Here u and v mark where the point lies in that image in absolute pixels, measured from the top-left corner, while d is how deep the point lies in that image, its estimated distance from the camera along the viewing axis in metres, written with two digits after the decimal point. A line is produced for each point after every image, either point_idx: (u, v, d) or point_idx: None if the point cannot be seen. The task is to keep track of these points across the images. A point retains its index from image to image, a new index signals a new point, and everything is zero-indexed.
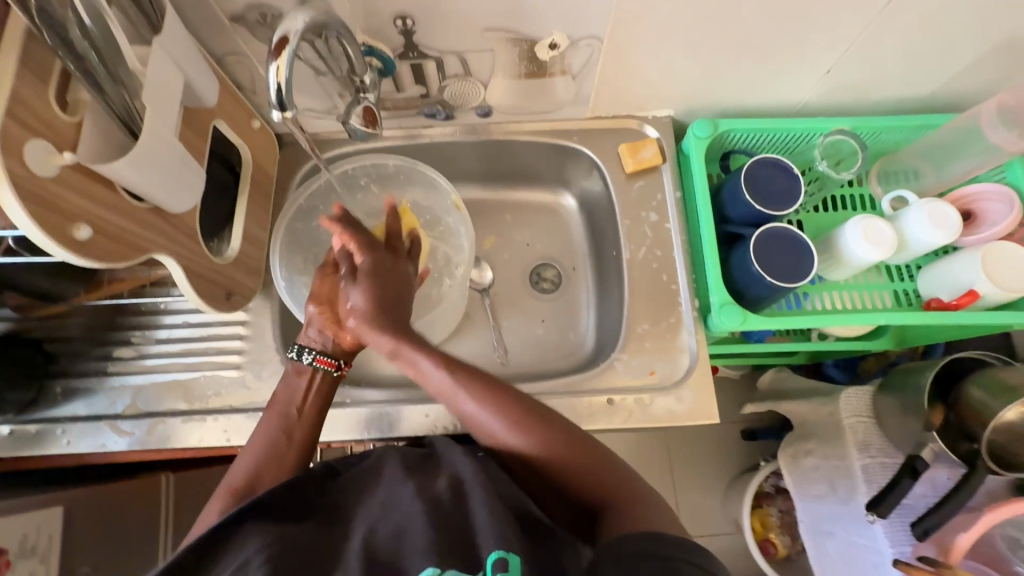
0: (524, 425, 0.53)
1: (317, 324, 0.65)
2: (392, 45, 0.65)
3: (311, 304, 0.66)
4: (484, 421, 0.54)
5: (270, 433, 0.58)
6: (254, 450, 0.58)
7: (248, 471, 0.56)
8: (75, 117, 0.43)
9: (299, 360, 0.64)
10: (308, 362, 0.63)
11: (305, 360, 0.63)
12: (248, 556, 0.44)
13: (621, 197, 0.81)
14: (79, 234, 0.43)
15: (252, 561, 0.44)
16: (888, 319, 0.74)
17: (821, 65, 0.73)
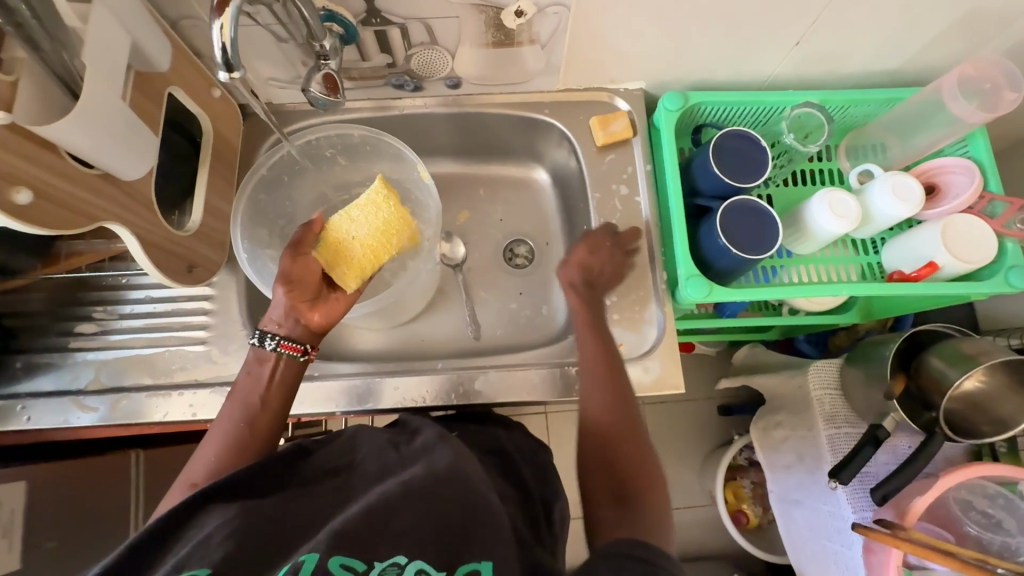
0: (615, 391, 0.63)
1: (283, 306, 0.63)
2: (353, 11, 0.63)
3: (279, 283, 0.63)
4: (588, 376, 0.64)
5: (235, 420, 0.58)
6: (215, 440, 0.56)
7: (208, 461, 0.54)
8: (10, 76, 0.41)
9: (261, 347, 0.62)
10: (272, 348, 0.61)
11: (268, 346, 0.61)
12: (210, 531, 0.45)
13: (592, 170, 0.81)
14: (19, 198, 0.42)
15: (213, 537, 0.44)
16: (851, 291, 0.76)
17: (790, 37, 0.73)
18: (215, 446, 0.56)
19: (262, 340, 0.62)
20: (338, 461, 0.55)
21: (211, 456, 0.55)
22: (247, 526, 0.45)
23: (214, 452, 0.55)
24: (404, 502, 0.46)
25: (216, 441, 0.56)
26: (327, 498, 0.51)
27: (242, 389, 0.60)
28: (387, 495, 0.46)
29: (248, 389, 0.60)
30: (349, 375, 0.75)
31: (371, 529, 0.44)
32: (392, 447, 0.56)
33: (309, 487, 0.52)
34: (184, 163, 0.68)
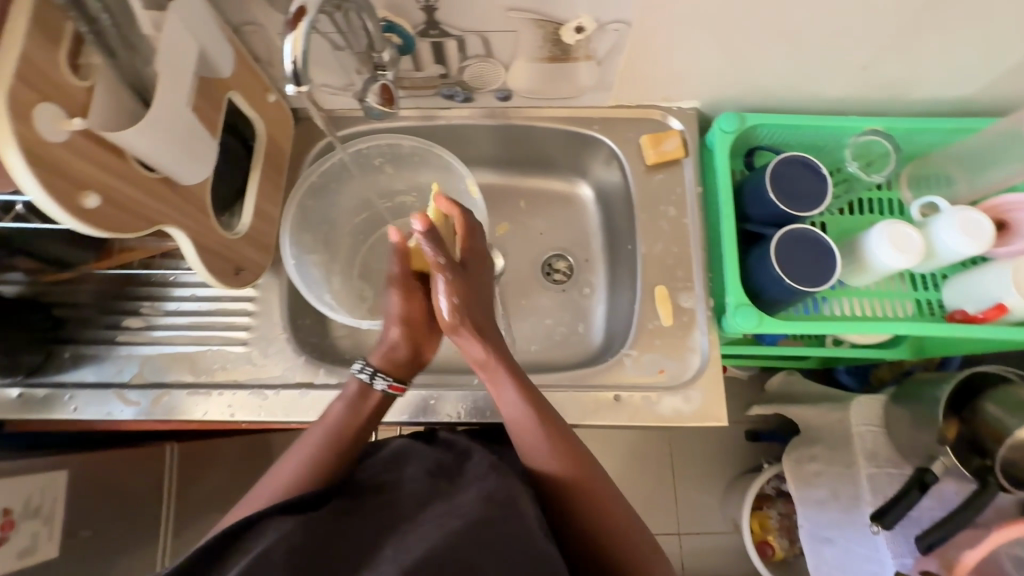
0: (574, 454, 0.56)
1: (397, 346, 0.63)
2: (413, 22, 0.63)
3: (397, 327, 0.63)
4: (531, 426, 0.57)
5: (320, 442, 0.57)
6: (294, 459, 0.55)
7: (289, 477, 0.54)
8: (86, 81, 0.42)
9: (369, 383, 0.61)
10: (381, 388, 0.62)
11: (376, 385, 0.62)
12: (269, 546, 0.44)
13: (640, 190, 0.79)
14: (88, 202, 0.43)
15: (273, 552, 0.43)
16: (910, 330, 0.72)
17: (858, 61, 0.70)
18: (295, 462, 0.55)
19: (362, 370, 0.62)
20: (388, 481, 0.55)
21: (291, 471, 0.54)
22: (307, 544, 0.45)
23: (294, 470, 0.54)
24: (469, 540, 0.45)
25: (297, 458, 0.55)
26: (386, 519, 0.49)
27: (337, 416, 0.59)
28: (454, 532, 0.45)
29: (337, 411, 0.60)
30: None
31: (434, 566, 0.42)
32: (442, 475, 0.55)
33: (365, 503, 0.51)
34: (237, 166, 0.68)
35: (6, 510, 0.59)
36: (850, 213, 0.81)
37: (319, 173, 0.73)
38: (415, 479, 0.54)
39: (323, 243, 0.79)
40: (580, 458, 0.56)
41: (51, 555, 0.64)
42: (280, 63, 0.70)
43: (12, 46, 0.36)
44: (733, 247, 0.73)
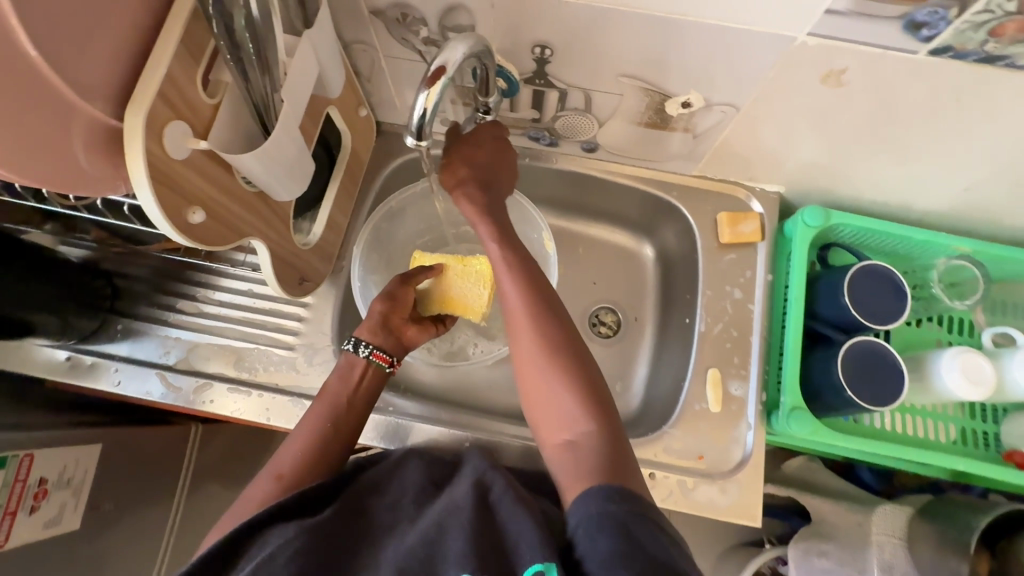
0: (587, 404, 0.50)
1: (376, 322, 0.65)
2: (521, 70, 0.62)
3: (379, 302, 0.66)
4: (516, 315, 0.54)
5: (318, 423, 0.58)
6: (299, 437, 0.57)
7: (295, 459, 0.55)
8: (214, 99, 0.42)
9: (354, 353, 0.62)
10: (364, 355, 0.62)
11: (361, 353, 0.62)
12: (272, 550, 0.44)
13: (709, 266, 0.77)
14: (193, 217, 0.43)
15: (277, 557, 0.43)
16: (965, 466, 0.69)
17: (962, 183, 0.68)
18: (295, 447, 0.56)
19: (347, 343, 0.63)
20: (381, 482, 0.55)
21: (297, 449, 0.56)
22: (313, 545, 0.45)
23: (301, 449, 0.55)
24: (460, 529, 0.44)
25: (298, 442, 0.56)
26: (383, 522, 0.50)
27: (335, 390, 0.60)
28: (444, 525, 0.45)
29: (331, 385, 0.61)
30: (416, 417, 0.71)
31: (428, 560, 0.43)
32: (435, 479, 0.56)
33: (362, 504, 0.52)
34: (320, 176, 0.69)
35: (42, 480, 0.60)
36: (919, 325, 0.78)
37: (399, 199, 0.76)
38: (411, 481, 0.55)
39: (386, 263, 0.80)
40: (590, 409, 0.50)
41: (73, 526, 0.64)
42: (380, 82, 0.70)
43: (159, 65, 0.37)
44: (797, 344, 0.71)
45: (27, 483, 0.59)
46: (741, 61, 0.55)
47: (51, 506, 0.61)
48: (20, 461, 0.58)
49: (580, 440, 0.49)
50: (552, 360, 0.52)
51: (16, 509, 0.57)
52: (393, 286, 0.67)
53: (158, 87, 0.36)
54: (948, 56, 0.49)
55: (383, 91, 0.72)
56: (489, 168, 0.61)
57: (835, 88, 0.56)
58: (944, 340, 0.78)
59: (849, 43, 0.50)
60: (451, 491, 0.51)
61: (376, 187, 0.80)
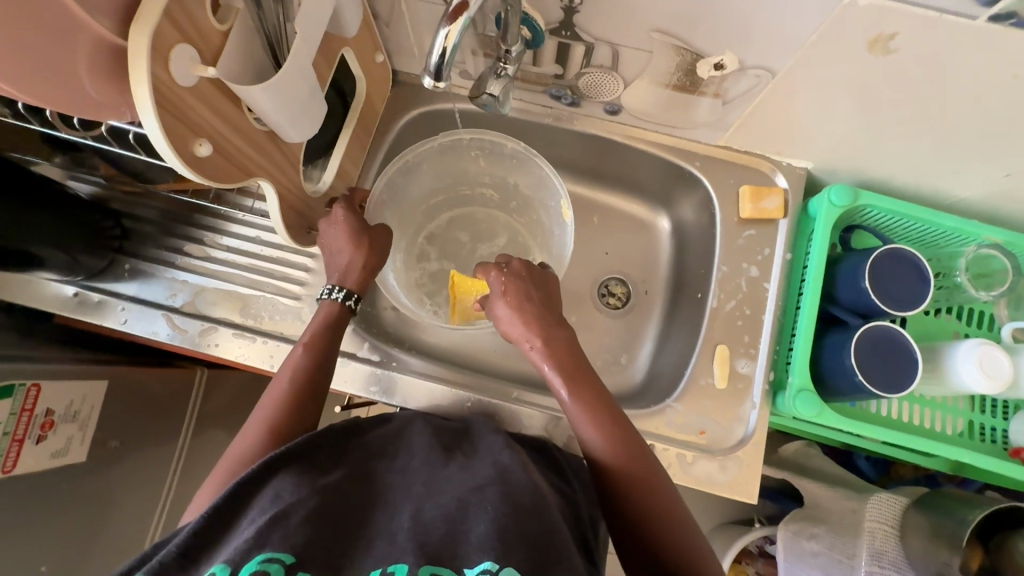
0: (616, 434, 0.56)
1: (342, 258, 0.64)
2: (548, 19, 0.59)
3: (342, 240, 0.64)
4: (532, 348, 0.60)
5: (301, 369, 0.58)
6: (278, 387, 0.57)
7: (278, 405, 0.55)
8: (225, 25, 0.40)
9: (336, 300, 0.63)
10: (340, 298, 0.63)
11: (337, 297, 0.63)
12: (285, 510, 0.42)
13: (726, 242, 0.75)
14: (200, 150, 0.42)
15: (289, 516, 0.42)
16: (972, 460, 0.68)
17: (1002, 168, 0.64)
18: (286, 380, 0.57)
19: (332, 293, 0.63)
20: (388, 451, 0.54)
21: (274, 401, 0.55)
22: (324, 507, 0.44)
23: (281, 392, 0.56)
24: (485, 516, 0.43)
25: (288, 375, 0.57)
26: (394, 483, 0.49)
27: (317, 338, 0.60)
28: (468, 502, 0.44)
29: (319, 334, 0.61)
30: (419, 374, 0.71)
31: (450, 536, 0.42)
32: (447, 445, 0.54)
33: (368, 468, 0.51)
34: (332, 122, 0.67)
35: (49, 411, 0.61)
36: (936, 316, 0.76)
37: (416, 153, 0.73)
38: (419, 446, 0.53)
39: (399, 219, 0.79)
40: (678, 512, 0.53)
41: (79, 458, 0.66)
42: (398, 27, 0.67)
43: None
44: (811, 326, 0.69)
45: (34, 413, 0.60)
46: (781, 20, 0.52)
47: (57, 438, 0.62)
48: (27, 391, 0.59)
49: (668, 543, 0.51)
50: (574, 382, 0.58)
51: (23, 437, 0.59)
52: (355, 224, 0.64)
53: (166, 6, 0.34)
54: (1010, 24, 0.46)
55: (401, 38, 0.69)
56: (546, 301, 0.63)
57: (881, 55, 0.53)
58: (960, 332, 0.76)
59: (904, 3, 0.47)
60: (471, 465, 0.50)
61: (390, 139, 0.78)
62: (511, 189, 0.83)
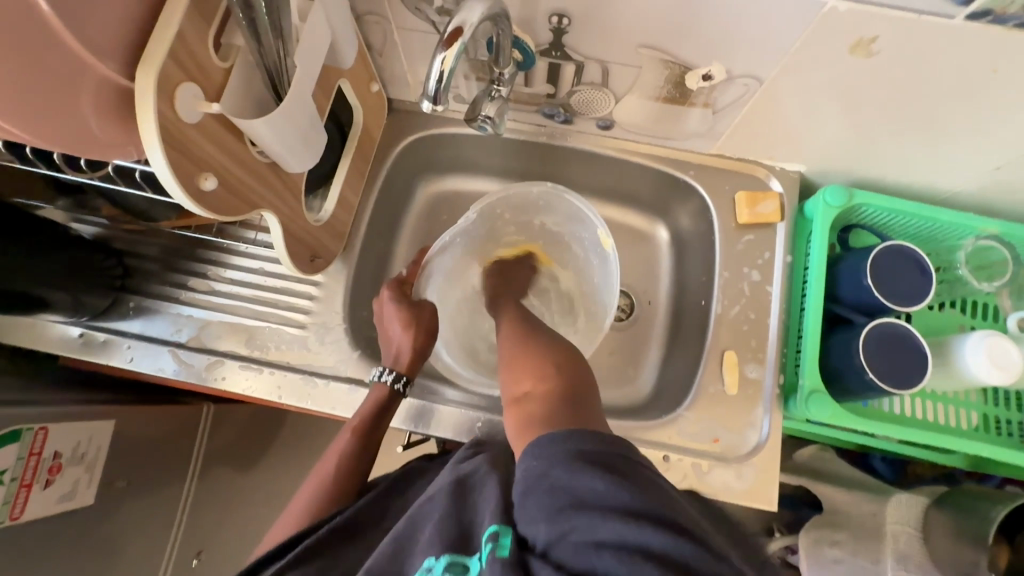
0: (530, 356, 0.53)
1: (398, 341, 0.66)
2: (537, 41, 0.61)
3: (397, 324, 0.66)
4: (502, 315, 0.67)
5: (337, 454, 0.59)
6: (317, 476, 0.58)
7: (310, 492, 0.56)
8: (226, 62, 0.41)
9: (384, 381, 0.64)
10: (390, 379, 0.63)
11: (386, 379, 0.63)
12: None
13: (726, 248, 0.76)
14: (205, 184, 0.42)
15: None
16: (990, 452, 0.67)
17: (992, 160, 0.65)
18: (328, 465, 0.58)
19: (382, 375, 0.64)
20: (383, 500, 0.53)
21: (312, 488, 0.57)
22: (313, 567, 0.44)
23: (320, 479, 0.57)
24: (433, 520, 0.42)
25: (332, 458, 0.59)
26: None
27: (361, 423, 0.61)
28: (417, 518, 0.44)
29: (366, 419, 0.61)
30: (442, 401, 0.70)
31: (397, 557, 0.41)
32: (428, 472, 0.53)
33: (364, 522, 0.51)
34: (331, 151, 0.68)
35: (57, 454, 0.61)
36: (941, 311, 0.76)
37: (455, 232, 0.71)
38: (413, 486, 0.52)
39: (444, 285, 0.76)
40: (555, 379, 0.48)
41: (87, 501, 0.65)
42: (391, 56, 0.69)
43: (170, 24, 0.35)
44: (817, 326, 0.69)
45: (42, 456, 0.59)
46: (765, 28, 0.53)
47: (65, 481, 0.62)
48: (34, 434, 0.58)
49: (541, 390, 0.47)
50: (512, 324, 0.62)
51: (31, 482, 0.58)
52: (405, 305, 0.67)
53: (170, 46, 0.35)
54: (987, 20, 0.47)
55: (395, 67, 0.71)
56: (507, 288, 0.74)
57: (864, 58, 0.54)
58: (966, 326, 0.76)
59: (884, 7, 0.48)
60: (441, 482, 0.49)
61: (388, 166, 0.79)
62: (542, 231, 0.82)
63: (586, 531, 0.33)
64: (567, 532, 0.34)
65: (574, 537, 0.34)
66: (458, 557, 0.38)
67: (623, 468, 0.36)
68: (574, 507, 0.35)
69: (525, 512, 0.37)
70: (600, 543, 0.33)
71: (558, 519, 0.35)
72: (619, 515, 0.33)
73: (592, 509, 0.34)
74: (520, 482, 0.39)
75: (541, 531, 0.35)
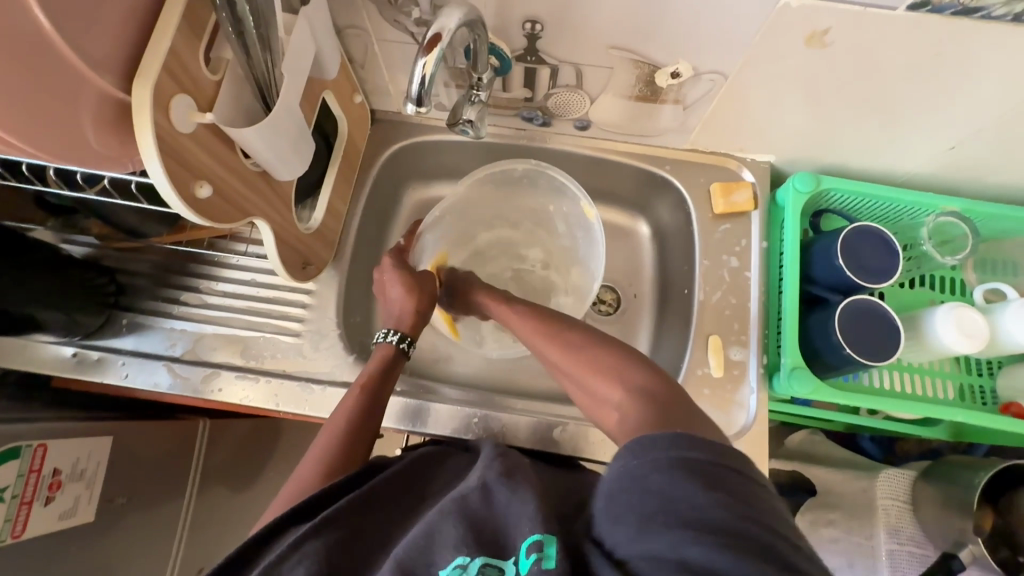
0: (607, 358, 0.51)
1: (399, 304, 0.69)
2: (513, 47, 0.64)
3: (399, 287, 0.70)
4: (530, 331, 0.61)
5: (354, 407, 0.59)
6: (330, 430, 0.57)
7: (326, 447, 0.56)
8: (216, 75, 0.43)
9: (389, 342, 0.66)
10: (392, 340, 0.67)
11: (391, 340, 0.67)
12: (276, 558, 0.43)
13: (704, 237, 0.79)
14: (200, 192, 0.44)
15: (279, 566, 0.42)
16: (966, 418, 0.70)
17: (946, 141, 0.69)
18: (343, 419, 0.58)
19: (388, 336, 0.67)
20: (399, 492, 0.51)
21: (328, 441, 0.56)
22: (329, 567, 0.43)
23: (336, 436, 0.56)
24: (458, 513, 0.41)
25: (345, 412, 0.59)
26: (388, 519, 0.48)
27: (374, 379, 0.62)
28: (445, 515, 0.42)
29: (375, 376, 0.63)
30: (436, 399, 0.71)
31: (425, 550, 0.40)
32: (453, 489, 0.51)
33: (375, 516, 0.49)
34: (319, 162, 0.70)
35: (56, 471, 0.61)
36: (911, 287, 0.80)
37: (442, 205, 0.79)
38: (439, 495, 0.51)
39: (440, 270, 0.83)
40: (648, 388, 0.46)
41: (87, 518, 0.65)
42: (373, 67, 0.71)
43: (163, 40, 0.37)
44: (794, 307, 0.73)
45: (41, 473, 0.59)
46: (726, 24, 0.57)
47: (65, 498, 0.62)
48: (34, 451, 0.59)
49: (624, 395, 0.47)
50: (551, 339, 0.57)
51: (31, 499, 0.58)
52: (406, 273, 0.71)
53: (164, 60, 0.37)
54: (926, 10, 0.51)
55: (377, 78, 0.73)
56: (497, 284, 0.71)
57: (819, 49, 0.58)
58: (936, 300, 0.80)
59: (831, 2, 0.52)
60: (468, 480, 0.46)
61: (374, 174, 0.81)
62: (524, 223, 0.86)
63: (670, 550, 0.33)
64: (649, 546, 0.34)
65: (658, 550, 0.33)
66: (494, 559, 0.39)
67: (716, 481, 0.35)
68: (661, 520, 0.34)
69: (609, 511, 0.37)
70: (681, 559, 0.32)
71: (644, 530, 0.34)
72: (712, 540, 0.32)
73: (679, 526, 0.33)
74: (610, 480, 0.38)
75: (628, 541, 0.35)
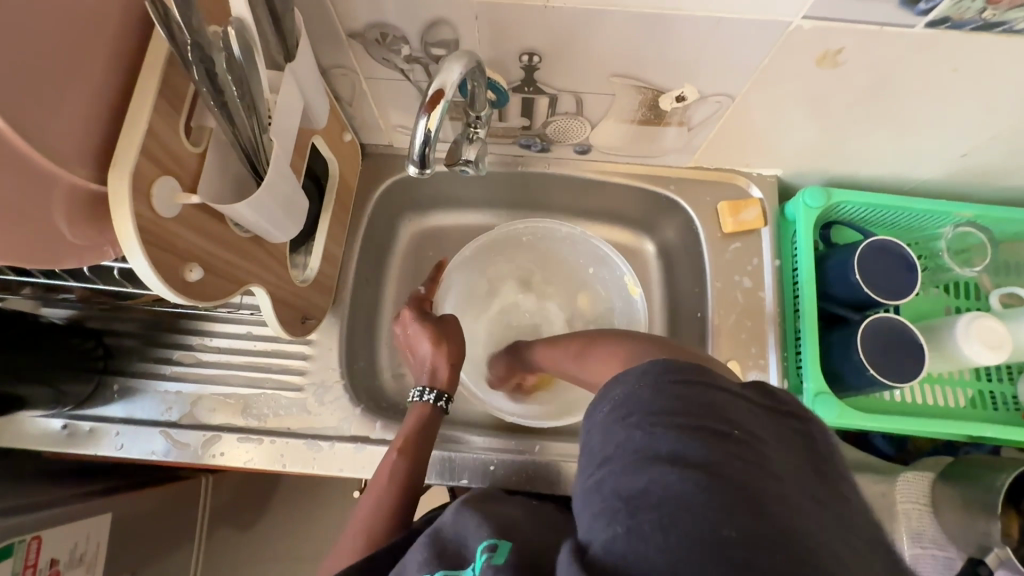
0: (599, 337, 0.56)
1: (428, 359, 0.66)
2: (510, 79, 0.60)
3: (427, 341, 0.66)
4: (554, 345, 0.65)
5: (388, 479, 0.55)
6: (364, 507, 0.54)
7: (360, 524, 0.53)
8: (199, 147, 0.39)
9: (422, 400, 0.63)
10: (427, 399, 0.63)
11: (426, 398, 0.63)
12: None
13: (715, 257, 0.76)
14: (192, 275, 0.41)
15: None
16: (993, 433, 0.69)
17: (958, 150, 0.67)
18: (378, 490, 0.55)
19: (423, 395, 0.63)
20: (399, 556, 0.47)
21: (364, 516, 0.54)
22: None
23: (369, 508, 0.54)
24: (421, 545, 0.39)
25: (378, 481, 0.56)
26: None
27: (403, 439, 0.59)
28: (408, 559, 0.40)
29: (408, 438, 0.59)
30: (452, 447, 0.68)
31: None
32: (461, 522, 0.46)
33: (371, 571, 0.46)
34: (311, 208, 0.66)
35: (52, 562, 0.58)
36: (927, 295, 0.78)
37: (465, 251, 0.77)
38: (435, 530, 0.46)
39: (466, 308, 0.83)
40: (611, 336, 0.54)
41: None
42: (362, 105, 0.68)
43: (140, 122, 0.34)
44: (813, 328, 0.70)
45: (38, 566, 0.56)
46: (733, 48, 0.54)
47: None
48: (27, 546, 0.55)
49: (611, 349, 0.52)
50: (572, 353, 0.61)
51: None
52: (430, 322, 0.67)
53: (142, 144, 0.34)
54: (946, 26, 0.49)
55: (366, 114, 0.70)
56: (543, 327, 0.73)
57: (831, 69, 0.56)
58: (952, 306, 0.78)
59: (846, 23, 0.49)
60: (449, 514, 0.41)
61: (369, 211, 0.77)
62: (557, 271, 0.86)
63: (638, 482, 0.31)
64: (616, 483, 0.32)
65: (629, 487, 0.31)
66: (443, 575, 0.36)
67: (683, 410, 0.34)
68: (633, 457, 0.33)
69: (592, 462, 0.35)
70: (643, 490, 0.31)
71: (615, 467, 0.33)
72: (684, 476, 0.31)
73: (649, 462, 0.32)
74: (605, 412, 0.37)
75: (596, 525, 0.31)
